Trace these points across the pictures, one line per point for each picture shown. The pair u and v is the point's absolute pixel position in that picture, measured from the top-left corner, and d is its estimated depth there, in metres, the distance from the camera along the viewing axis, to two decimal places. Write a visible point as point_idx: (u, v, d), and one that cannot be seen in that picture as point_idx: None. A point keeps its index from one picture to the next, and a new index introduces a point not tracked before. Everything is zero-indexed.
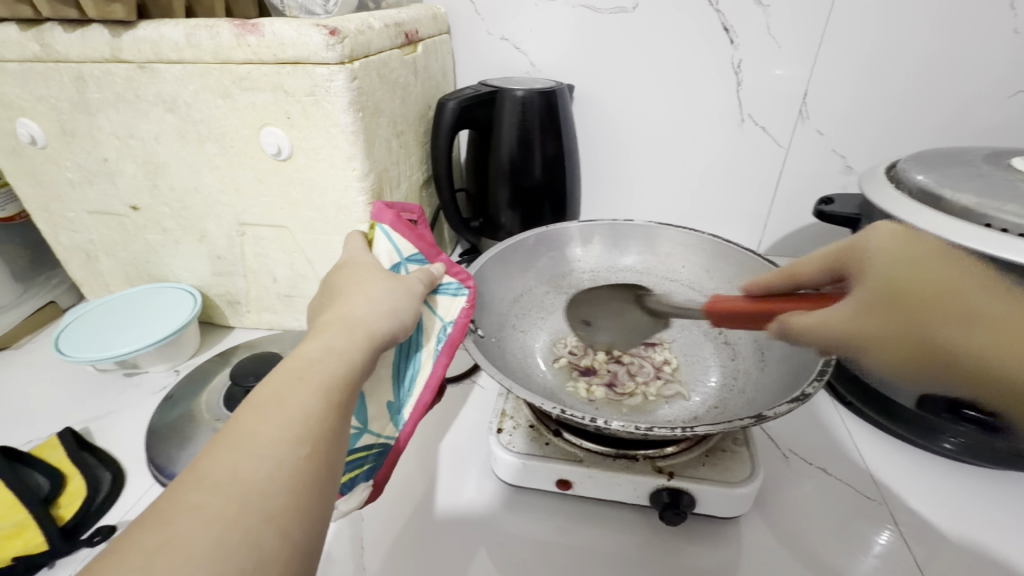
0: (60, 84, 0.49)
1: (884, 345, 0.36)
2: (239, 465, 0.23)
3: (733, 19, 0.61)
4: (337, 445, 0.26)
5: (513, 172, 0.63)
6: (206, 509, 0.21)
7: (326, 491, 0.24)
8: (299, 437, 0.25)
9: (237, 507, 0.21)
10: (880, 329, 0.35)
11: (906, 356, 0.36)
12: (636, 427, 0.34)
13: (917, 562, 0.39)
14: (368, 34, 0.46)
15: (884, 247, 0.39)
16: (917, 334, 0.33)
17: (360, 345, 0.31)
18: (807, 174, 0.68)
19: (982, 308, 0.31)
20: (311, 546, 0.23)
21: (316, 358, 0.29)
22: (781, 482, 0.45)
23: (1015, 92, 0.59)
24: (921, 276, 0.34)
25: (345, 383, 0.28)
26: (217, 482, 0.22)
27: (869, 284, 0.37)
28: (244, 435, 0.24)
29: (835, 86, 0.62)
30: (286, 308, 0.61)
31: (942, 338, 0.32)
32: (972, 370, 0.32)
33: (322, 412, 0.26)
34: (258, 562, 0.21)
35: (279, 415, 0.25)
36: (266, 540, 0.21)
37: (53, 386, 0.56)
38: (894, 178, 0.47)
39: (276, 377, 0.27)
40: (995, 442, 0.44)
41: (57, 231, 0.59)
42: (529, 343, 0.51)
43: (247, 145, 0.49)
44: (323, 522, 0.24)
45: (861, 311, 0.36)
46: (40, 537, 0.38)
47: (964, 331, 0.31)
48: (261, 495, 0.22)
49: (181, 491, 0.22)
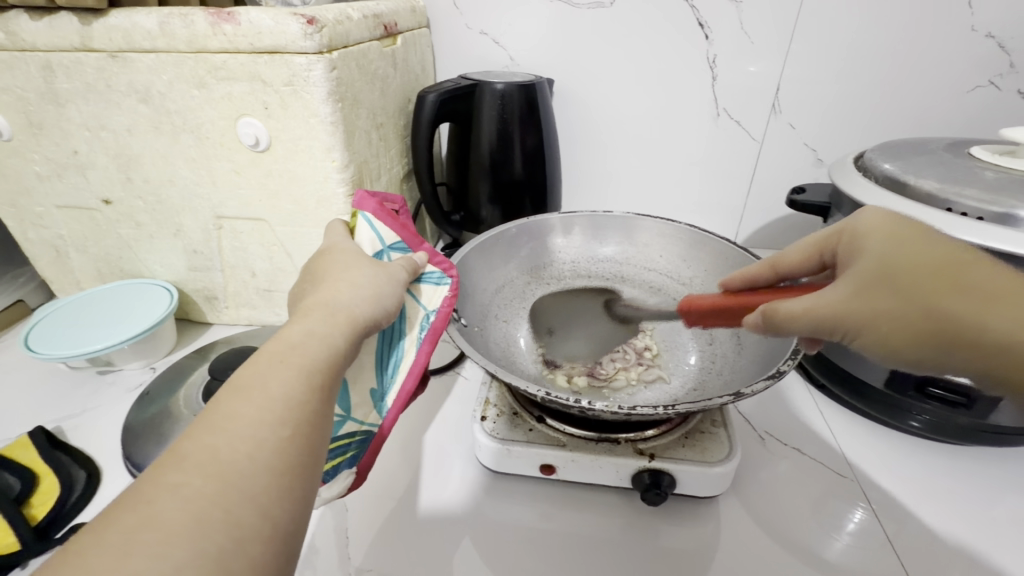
0: (27, 74, 0.47)
1: (904, 338, 0.29)
2: (220, 446, 0.23)
3: (708, 16, 0.62)
4: (318, 427, 0.26)
5: (493, 166, 0.63)
6: (187, 487, 0.21)
7: (309, 472, 0.25)
8: (280, 419, 0.25)
9: (217, 485, 0.21)
10: (886, 314, 0.29)
11: (928, 349, 0.29)
12: (620, 408, 0.34)
13: (888, 537, 0.40)
14: (347, 24, 0.46)
15: (878, 231, 0.31)
16: (939, 317, 0.28)
17: (341, 330, 0.31)
18: (780, 166, 0.70)
19: (996, 290, 0.27)
20: (293, 525, 0.23)
21: (297, 342, 0.29)
22: (757, 462, 0.46)
23: (973, 88, 0.61)
24: (920, 249, 0.29)
25: (325, 367, 0.28)
26: (197, 461, 0.22)
27: (869, 267, 0.31)
28: (225, 417, 0.24)
29: (806, 80, 0.64)
30: (266, 303, 0.60)
31: (965, 320, 0.27)
32: (1000, 359, 0.27)
33: (304, 394, 0.26)
34: (240, 539, 0.21)
35: (261, 397, 0.25)
36: (247, 519, 0.21)
37: (23, 386, 0.54)
38: (862, 167, 0.48)
39: (257, 360, 0.27)
40: (958, 418, 0.46)
41: (24, 227, 0.58)
42: (511, 332, 0.52)
43: (224, 137, 0.48)
44: (305, 502, 0.24)
45: (858, 294, 0.30)
46: (12, 536, 0.37)
47: (1003, 312, 0.26)
48: (242, 474, 0.22)
49: (161, 471, 0.22)
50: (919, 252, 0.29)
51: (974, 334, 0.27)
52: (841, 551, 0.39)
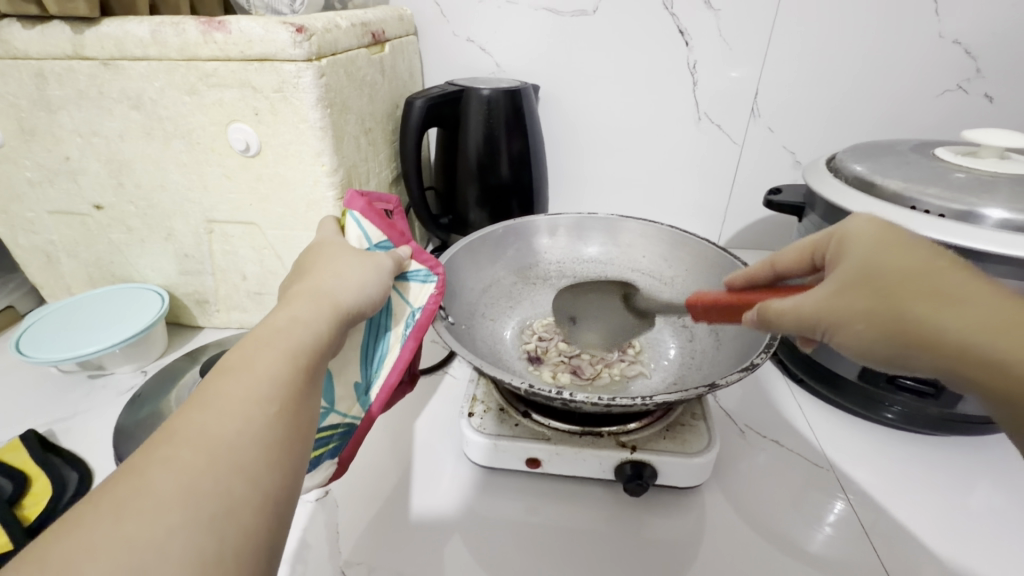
0: (19, 82, 0.48)
1: (864, 338, 0.30)
2: (208, 422, 0.24)
3: (688, 23, 0.64)
4: (305, 405, 0.27)
5: (481, 170, 0.65)
6: (178, 459, 0.22)
7: (297, 447, 0.26)
8: (267, 397, 0.26)
9: (207, 457, 0.22)
10: (859, 316, 0.30)
11: (893, 350, 0.29)
12: (600, 398, 0.35)
13: (865, 527, 0.42)
14: (335, 32, 0.47)
15: (863, 235, 0.32)
16: (896, 317, 0.29)
17: (325, 315, 0.32)
18: (760, 168, 0.72)
19: (951, 296, 0.27)
20: (283, 497, 0.24)
21: (283, 327, 0.30)
22: (739, 455, 0.48)
23: (943, 92, 0.64)
24: (889, 253, 0.30)
25: (311, 349, 0.29)
26: (186, 436, 0.23)
27: (847, 270, 0.32)
28: (213, 396, 0.25)
29: (783, 85, 0.66)
30: (256, 306, 0.61)
31: (925, 324, 0.27)
32: (956, 362, 0.27)
33: (290, 374, 0.27)
34: (230, 508, 0.22)
35: (248, 377, 0.26)
36: (237, 488, 0.22)
37: (14, 390, 0.55)
38: (834, 168, 0.50)
39: (244, 344, 0.28)
40: (929, 408, 0.48)
41: (15, 232, 0.58)
42: (497, 330, 0.53)
43: (215, 142, 0.49)
44: (294, 475, 0.25)
45: (835, 294, 0.32)
46: (5, 536, 0.37)
47: (954, 315, 0.27)
48: (230, 447, 0.23)
49: (152, 447, 0.23)
50: (894, 257, 0.30)
51: (926, 334, 0.27)
52: (822, 541, 0.40)
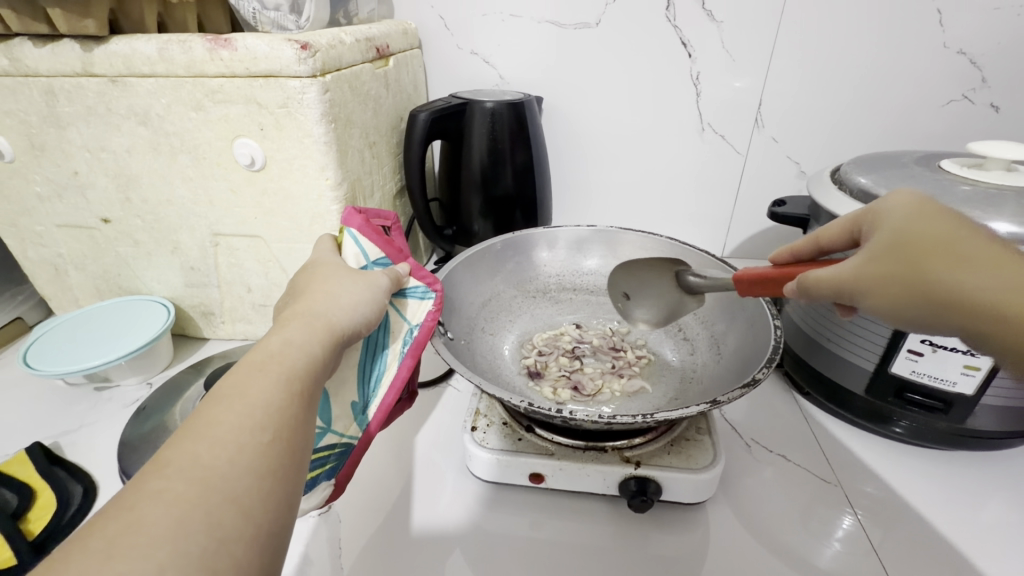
0: (30, 99, 0.49)
1: (896, 305, 0.29)
2: (200, 452, 0.24)
3: (691, 35, 0.64)
4: (299, 431, 0.27)
5: (483, 182, 0.65)
6: (170, 492, 0.22)
7: (290, 475, 0.26)
8: (260, 425, 0.26)
9: (200, 489, 0.23)
10: (885, 285, 0.29)
11: (924, 316, 0.28)
12: (600, 417, 0.35)
13: (874, 543, 0.41)
14: (339, 48, 0.47)
15: (899, 210, 0.30)
16: (924, 283, 0.27)
17: (319, 338, 0.32)
18: (765, 178, 0.72)
19: (994, 264, 0.26)
20: (277, 527, 0.24)
21: (277, 350, 0.30)
22: (746, 470, 0.47)
23: (948, 102, 0.63)
24: (930, 221, 0.28)
25: (305, 374, 0.30)
26: (178, 467, 0.23)
27: (884, 240, 0.30)
28: (205, 424, 0.25)
29: (787, 95, 0.66)
30: (261, 318, 0.61)
31: (953, 288, 0.26)
32: (985, 325, 0.26)
33: (283, 401, 0.27)
34: (223, 539, 0.22)
35: (240, 404, 0.26)
36: (230, 520, 0.22)
37: (21, 403, 0.55)
38: (838, 180, 0.50)
39: (237, 369, 0.28)
40: (938, 422, 0.47)
41: (24, 246, 0.59)
42: (498, 344, 0.53)
43: (220, 157, 0.50)
44: (288, 505, 0.25)
45: (865, 265, 0.30)
46: (9, 551, 0.37)
47: (995, 278, 0.25)
48: (224, 478, 0.23)
49: (143, 478, 0.23)
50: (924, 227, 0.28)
51: (957, 299, 0.26)
52: (831, 557, 0.40)
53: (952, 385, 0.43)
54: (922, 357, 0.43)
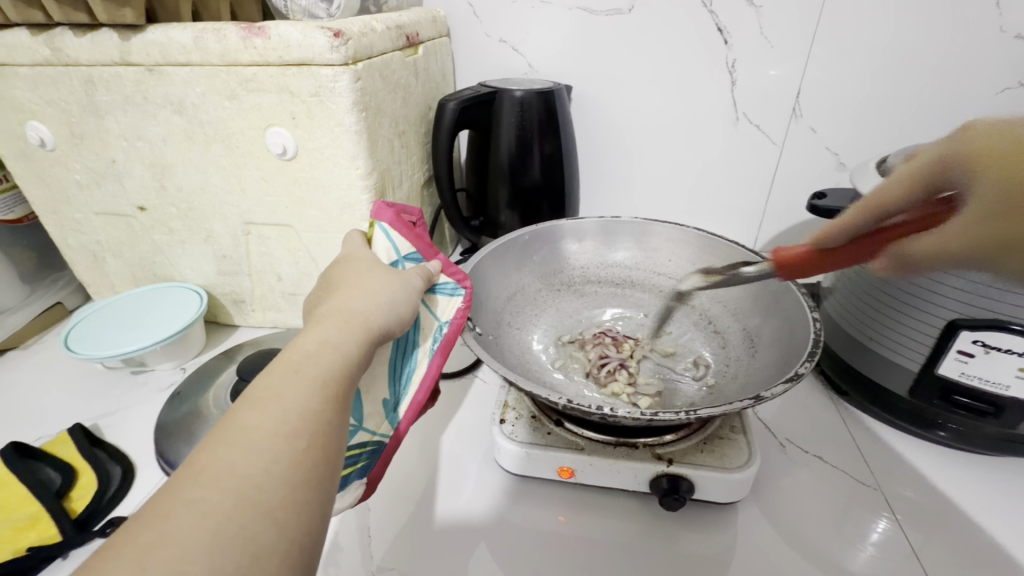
0: (70, 88, 0.50)
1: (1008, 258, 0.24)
2: (236, 460, 0.24)
3: (727, 21, 0.62)
4: (334, 437, 0.27)
5: (512, 172, 0.64)
6: (204, 502, 0.22)
7: (323, 484, 0.26)
8: (295, 431, 0.26)
9: (234, 499, 0.23)
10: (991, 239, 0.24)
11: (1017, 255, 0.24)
12: (641, 414, 0.34)
13: (913, 549, 0.39)
14: (371, 36, 0.47)
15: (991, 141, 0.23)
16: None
17: (355, 337, 0.32)
18: (802, 170, 0.70)
19: None
20: (310, 537, 0.24)
21: (313, 350, 0.30)
22: (779, 470, 0.46)
23: (1003, 90, 0.60)
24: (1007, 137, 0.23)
25: (340, 376, 0.30)
26: (215, 476, 0.23)
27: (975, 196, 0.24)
28: (241, 429, 0.25)
29: (828, 84, 0.64)
30: (290, 306, 0.62)
31: None
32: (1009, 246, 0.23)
33: (317, 406, 0.27)
34: (256, 554, 0.22)
35: (276, 408, 0.26)
36: (263, 532, 0.22)
37: (61, 385, 0.57)
38: (885, 172, 0.48)
39: (274, 369, 0.29)
40: (986, 427, 0.45)
41: (65, 232, 0.60)
42: (525, 339, 0.52)
43: (253, 146, 0.50)
44: (321, 514, 0.25)
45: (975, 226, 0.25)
46: (55, 528, 0.39)
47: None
48: (257, 488, 0.23)
49: (178, 484, 0.23)
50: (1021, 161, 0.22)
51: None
52: (867, 562, 0.38)
53: (1005, 389, 0.41)
54: (972, 359, 0.41)
